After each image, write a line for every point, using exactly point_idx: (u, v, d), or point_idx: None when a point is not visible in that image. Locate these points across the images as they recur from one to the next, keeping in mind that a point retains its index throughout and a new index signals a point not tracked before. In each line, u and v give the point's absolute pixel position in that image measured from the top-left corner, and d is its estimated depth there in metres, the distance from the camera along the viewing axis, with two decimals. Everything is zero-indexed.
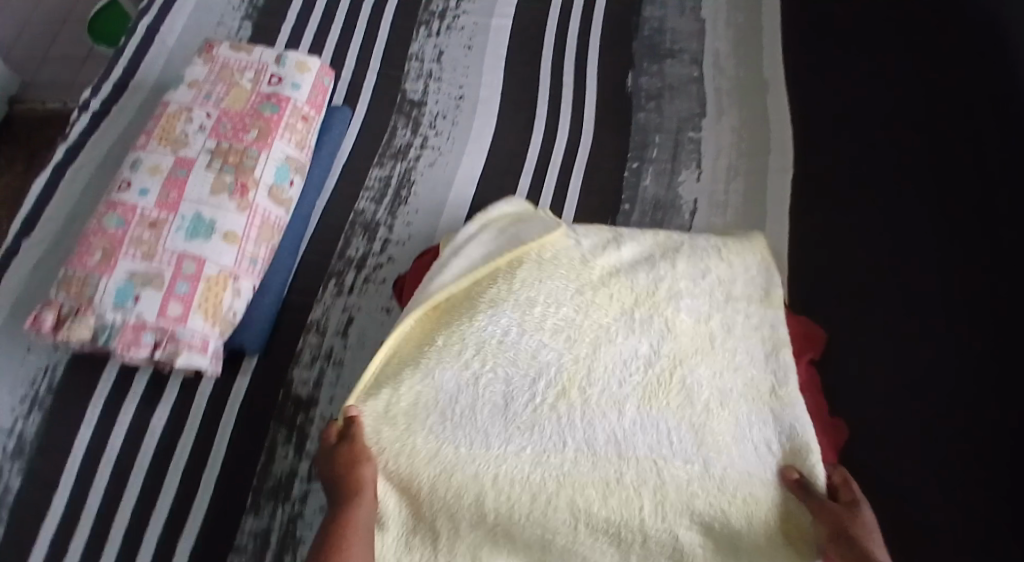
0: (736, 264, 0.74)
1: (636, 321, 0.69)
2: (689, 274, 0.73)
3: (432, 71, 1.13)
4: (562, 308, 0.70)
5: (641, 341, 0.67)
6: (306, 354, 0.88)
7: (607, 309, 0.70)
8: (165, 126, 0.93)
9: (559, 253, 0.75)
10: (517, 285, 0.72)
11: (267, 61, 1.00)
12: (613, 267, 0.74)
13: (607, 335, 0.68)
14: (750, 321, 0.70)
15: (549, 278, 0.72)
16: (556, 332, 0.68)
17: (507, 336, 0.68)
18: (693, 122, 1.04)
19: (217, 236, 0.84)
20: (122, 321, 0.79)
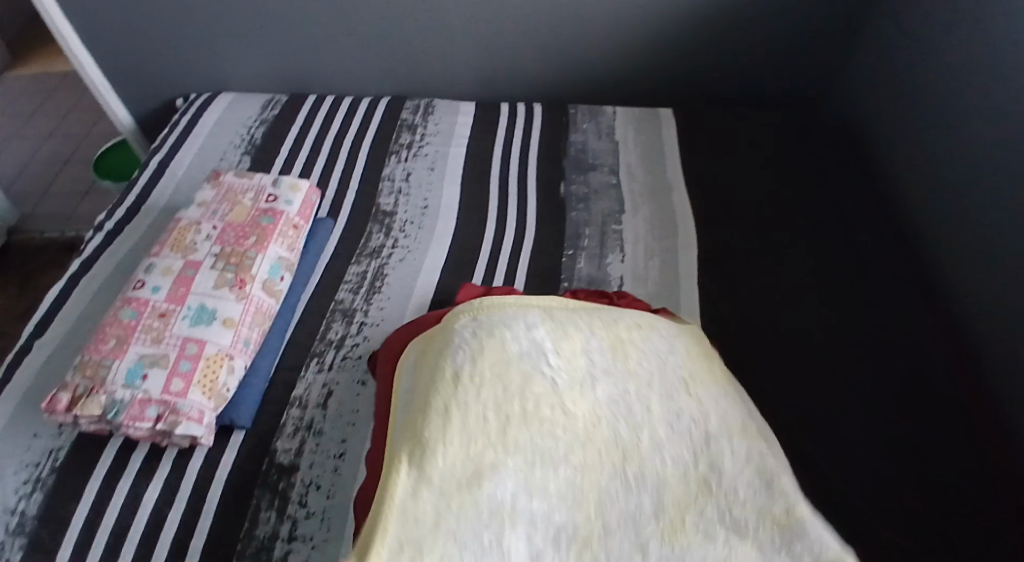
0: (704, 396, 0.79)
1: (629, 478, 0.72)
2: (665, 420, 0.76)
3: (402, 188, 1.35)
4: (561, 470, 0.73)
5: (641, 498, 0.71)
6: (289, 426, 1.00)
7: (599, 468, 0.74)
8: (177, 237, 1.10)
9: (544, 405, 0.77)
10: (509, 445, 0.75)
11: (266, 184, 1.20)
12: (594, 412, 0.77)
13: (608, 494, 0.72)
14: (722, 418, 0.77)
15: (540, 435, 0.75)
16: (562, 497, 0.72)
17: (517, 498, 0.72)
18: (615, 217, 1.29)
19: (218, 322, 0.99)
20: (131, 397, 0.91)
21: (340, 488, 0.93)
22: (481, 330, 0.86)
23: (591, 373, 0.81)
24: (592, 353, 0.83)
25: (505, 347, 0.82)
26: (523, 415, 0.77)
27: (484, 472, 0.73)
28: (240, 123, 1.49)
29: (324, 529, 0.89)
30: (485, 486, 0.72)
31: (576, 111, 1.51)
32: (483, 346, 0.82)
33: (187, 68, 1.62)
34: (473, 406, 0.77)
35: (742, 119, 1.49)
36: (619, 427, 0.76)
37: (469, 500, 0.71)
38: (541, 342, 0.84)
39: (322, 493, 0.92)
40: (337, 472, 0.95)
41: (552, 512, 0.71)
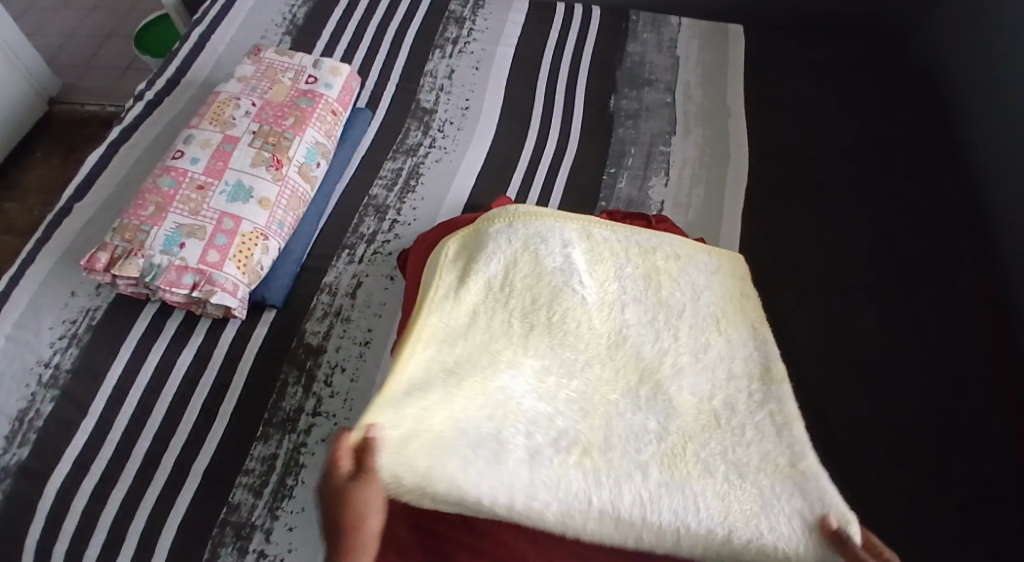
0: (734, 337, 0.80)
1: (642, 398, 0.73)
2: (691, 348, 0.78)
3: (444, 85, 1.31)
4: (574, 381, 0.73)
5: (649, 417, 0.71)
6: (318, 311, 1.01)
7: (613, 385, 0.74)
8: (216, 110, 1.07)
9: (569, 318, 0.78)
10: (532, 348, 0.76)
11: (306, 64, 1.15)
12: (617, 333, 0.79)
13: (617, 409, 0.71)
14: (751, 397, 0.73)
15: (563, 347, 0.76)
16: (571, 403, 0.71)
17: (525, 399, 0.70)
18: (663, 137, 1.24)
19: (254, 201, 0.98)
20: (168, 263, 0.92)
21: (364, 373, 0.95)
22: (519, 239, 0.85)
23: (620, 299, 0.82)
24: (624, 280, 0.84)
25: (540, 262, 0.83)
26: (549, 325, 0.78)
27: (498, 364, 0.73)
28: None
29: (346, 409, 0.92)
30: (496, 382, 0.71)
31: (638, 18, 1.42)
32: (518, 258, 0.84)
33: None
34: (499, 312, 0.78)
35: (811, 44, 1.40)
36: (640, 352, 0.77)
37: (479, 385, 0.70)
38: (576, 260, 0.84)
39: (347, 376, 0.95)
40: (362, 358, 0.97)
41: (556, 414, 0.69)
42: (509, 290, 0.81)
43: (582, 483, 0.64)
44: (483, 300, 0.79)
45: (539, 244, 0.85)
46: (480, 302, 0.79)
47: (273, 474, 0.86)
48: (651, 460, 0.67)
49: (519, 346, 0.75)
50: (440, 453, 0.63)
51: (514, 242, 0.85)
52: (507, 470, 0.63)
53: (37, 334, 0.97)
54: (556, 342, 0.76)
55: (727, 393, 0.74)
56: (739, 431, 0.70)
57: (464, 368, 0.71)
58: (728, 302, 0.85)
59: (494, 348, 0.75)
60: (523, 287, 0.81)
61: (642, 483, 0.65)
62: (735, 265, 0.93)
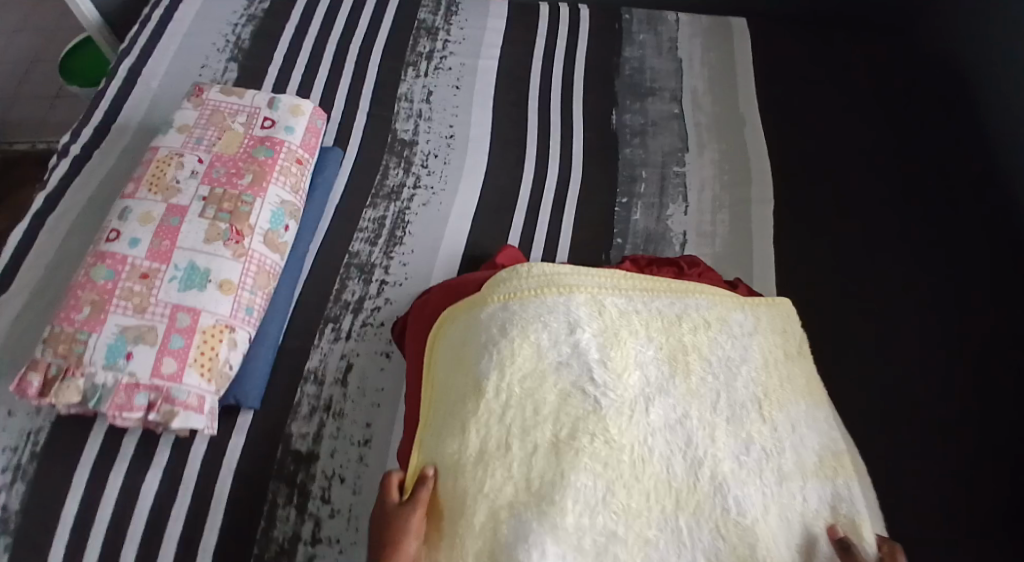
0: (780, 421, 0.72)
1: (683, 530, 0.64)
2: (731, 451, 0.69)
3: (422, 111, 1.14)
4: (599, 518, 0.64)
5: (695, 555, 0.63)
6: (304, 407, 0.86)
7: (647, 515, 0.65)
8: (155, 172, 0.90)
9: (580, 433, 0.67)
10: (537, 484, 0.66)
11: (260, 104, 0.96)
12: (643, 445, 0.68)
13: (657, 551, 0.63)
14: (806, 507, 0.67)
15: (578, 473, 0.65)
16: (600, 551, 0.63)
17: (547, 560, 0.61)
18: (676, 156, 1.10)
19: (212, 285, 0.81)
20: (114, 381, 0.76)
21: (368, 483, 0.80)
22: (515, 325, 0.74)
23: (644, 394, 0.71)
24: (646, 367, 0.73)
25: (541, 356, 0.72)
26: (556, 444, 0.68)
27: (502, 515, 0.65)
28: (222, 19, 1.23)
29: (351, 532, 0.77)
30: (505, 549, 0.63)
31: (631, 16, 1.27)
32: (516, 355, 0.72)
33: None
34: (494, 433, 0.69)
35: (824, 36, 1.26)
36: (670, 466, 0.67)
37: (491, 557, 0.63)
38: (585, 345, 0.73)
39: (348, 488, 0.80)
40: (363, 463, 0.82)
41: None
42: (506, 405, 0.70)
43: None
44: (480, 422, 0.69)
45: (539, 331, 0.73)
46: (477, 424, 0.69)
47: None
48: None
49: (525, 480, 0.66)
50: None
51: (507, 331, 0.74)
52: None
53: None
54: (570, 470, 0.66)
55: (779, 505, 0.67)
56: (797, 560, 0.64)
57: (470, 529, 0.65)
58: (770, 372, 0.75)
59: (499, 489, 0.66)
60: (524, 395, 0.70)
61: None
62: (773, 315, 0.82)
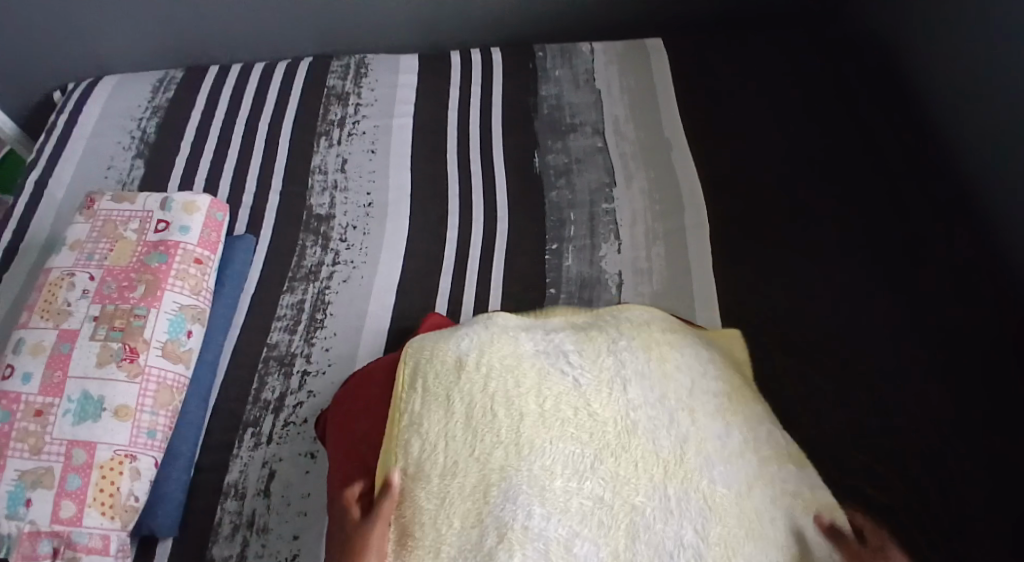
0: (747, 413, 0.71)
1: (671, 501, 0.63)
2: (713, 434, 0.68)
3: (337, 182, 1.10)
4: (585, 485, 0.65)
5: (681, 526, 0.62)
6: (226, 526, 0.79)
7: (636, 487, 0.65)
8: (46, 297, 0.85)
9: (562, 407, 0.70)
10: (525, 453, 0.67)
11: (152, 206, 0.92)
12: (625, 423, 0.68)
13: (640, 522, 0.63)
14: (784, 485, 0.66)
15: (559, 441, 0.67)
16: (586, 517, 0.63)
17: (531, 520, 0.63)
18: (605, 192, 1.05)
19: (107, 414, 0.76)
20: (18, 530, 0.71)
21: None
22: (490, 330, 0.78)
23: (620, 375, 0.72)
24: (620, 354, 0.74)
25: (518, 346, 0.76)
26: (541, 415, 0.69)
27: (492, 484, 0.66)
28: (126, 115, 1.20)
29: None
30: (491, 508, 0.65)
31: (544, 53, 1.23)
32: (486, 359, 0.74)
33: (45, 38, 1.29)
34: (477, 402, 0.71)
35: (747, 42, 1.21)
36: (656, 439, 0.67)
37: (480, 514, 0.65)
38: (560, 345, 0.75)
39: None
40: None
41: (572, 537, 0.62)
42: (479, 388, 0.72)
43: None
44: (461, 392, 0.72)
45: (462, 341, 0.77)
46: (460, 394, 0.72)
47: None
48: None
49: (480, 491, 0.66)
50: None
51: (488, 332, 0.78)
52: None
53: None
54: (532, 473, 0.66)
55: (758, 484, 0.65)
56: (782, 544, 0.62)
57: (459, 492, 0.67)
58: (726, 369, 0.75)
59: (450, 498, 0.67)
60: (479, 403, 0.71)
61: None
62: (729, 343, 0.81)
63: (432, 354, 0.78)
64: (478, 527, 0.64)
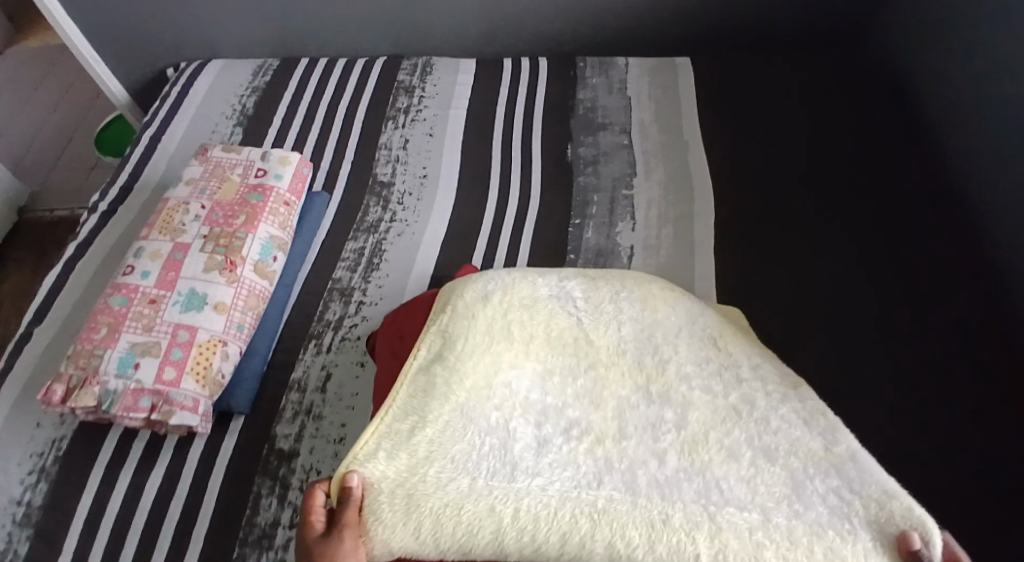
0: (733, 354, 0.78)
1: (652, 394, 0.73)
2: (692, 359, 0.76)
3: (399, 156, 1.29)
4: (579, 380, 0.75)
5: (662, 409, 0.71)
6: (288, 411, 0.97)
7: (622, 383, 0.74)
8: (165, 218, 1.05)
9: (566, 329, 0.80)
10: (532, 353, 0.78)
11: (254, 157, 1.13)
12: (618, 345, 0.78)
13: (627, 403, 0.72)
14: (773, 396, 0.71)
15: (561, 352, 0.78)
16: (578, 397, 0.73)
17: (532, 393, 0.74)
18: (626, 181, 1.22)
19: (208, 307, 0.95)
20: (124, 387, 0.90)
21: (340, 474, 0.90)
22: (517, 274, 0.87)
23: (616, 318, 0.81)
24: (620, 303, 0.83)
25: (535, 290, 0.84)
26: (547, 338, 0.79)
27: (501, 369, 0.76)
28: (230, 91, 1.42)
29: None
30: (500, 384, 0.74)
31: (585, 64, 1.42)
32: (508, 297, 0.83)
33: (167, 23, 1.54)
34: (496, 320, 0.80)
35: (763, 67, 1.38)
36: (641, 358, 0.77)
37: (485, 390, 0.74)
38: (571, 292, 0.85)
39: (324, 479, 0.90)
40: (337, 458, 0.92)
41: (563, 406, 0.73)
42: (499, 304, 0.82)
43: (591, 468, 0.67)
44: (484, 315, 0.81)
45: (488, 276, 0.87)
46: (482, 310, 0.82)
47: None
48: (671, 447, 0.68)
49: (489, 377, 0.75)
50: (449, 461, 0.68)
51: (510, 274, 0.87)
52: (500, 457, 0.68)
53: (5, 473, 0.93)
54: (537, 370, 0.76)
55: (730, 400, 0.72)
56: (768, 427, 0.68)
57: (469, 376, 0.75)
58: (722, 322, 0.83)
59: (461, 376, 0.75)
60: (497, 317, 0.81)
61: (658, 467, 0.66)
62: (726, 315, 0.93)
63: (459, 290, 0.85)
64: (488, 397, 0.73)
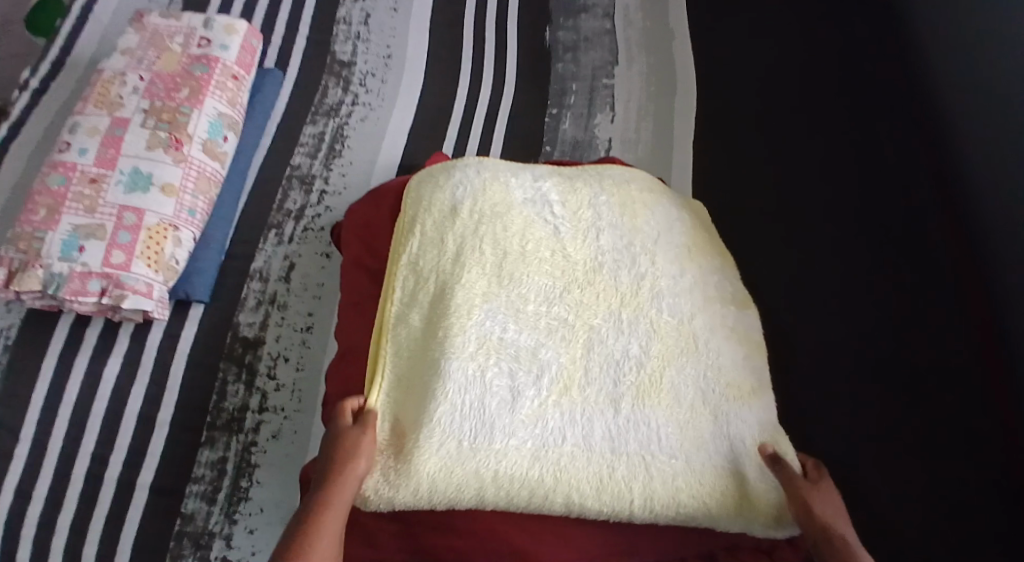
0: (703, 266, 0.83)
1: (623, 321, 0.77)
2: (667, 273, 0.80)
3: (360, 34, 1.20)
4: (554, 308, 0.77)
5: (630, 341, 0.76)
6: (251, 300, 0.94)
7: (595, 309, 0.78)
8: (100, 91, 0.96)
9: (542, 247, 0.81)
10: (508, 279, 0.79)
11: (195, 25, 1.03)
12: (594, 261, 0.81)
13: (598, 335, 0.76)
14: (727, 321, 0.79)
15: (537, 275, 0.79)
16: (552, 332, 0.76)
17: (506, 333, 0.75)
18: (606, 69, 1.16)
19: (155, 188, 0.89)
20: (70, 270, 0.84)
21: (309, 361, 0.89)
22: (487, 173, 0.88)
23: (595, 226, 0.84)
24: (599, 208, 0.86)
25: (509, 193, 0.86)
26: (523, 254, 0.80)
27: (475, 300, 0.77)
28: None
29: (295, 401, 0.86)
30: (474, 324, 0.75)
31: None
32: (479, 207, 0.84)
33: None
34: (469, 241, 0.81)
35: None
36: (616, 276, 0.80)
37: (459, 328, 0.75)
38: (548, 194, 0.86)
39: (292, 366, 0.89)
40: (305, 345, 0.90)
41: (538, 346, 0.75)
42: (472, 224, 0.82)
43: (559, 421, 0.71)
44: (456, 233, 0.82)
45: (456, 190, 0.85)
46: (454, 234, 0.82)
47: (226, 477, 0.81)
48: (627, 391, 0.73)
49: (463, 310, 0.76)
50: (430, 394, 0.72)
51: (482, 175, 0.87)
52: (479, 415, 0.70)
53: None
54: (509, 298, 0.77)
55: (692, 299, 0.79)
56: (716, 357, 0.75)
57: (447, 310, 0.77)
58: (695, 234, 0.87)
59: (438, 319, 0.77)
60: (469, 238, 0.81)
61: (613, 417, 0.72)
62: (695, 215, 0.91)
63: (428, 203, 0.86)
64: (462, 337, 0.74)
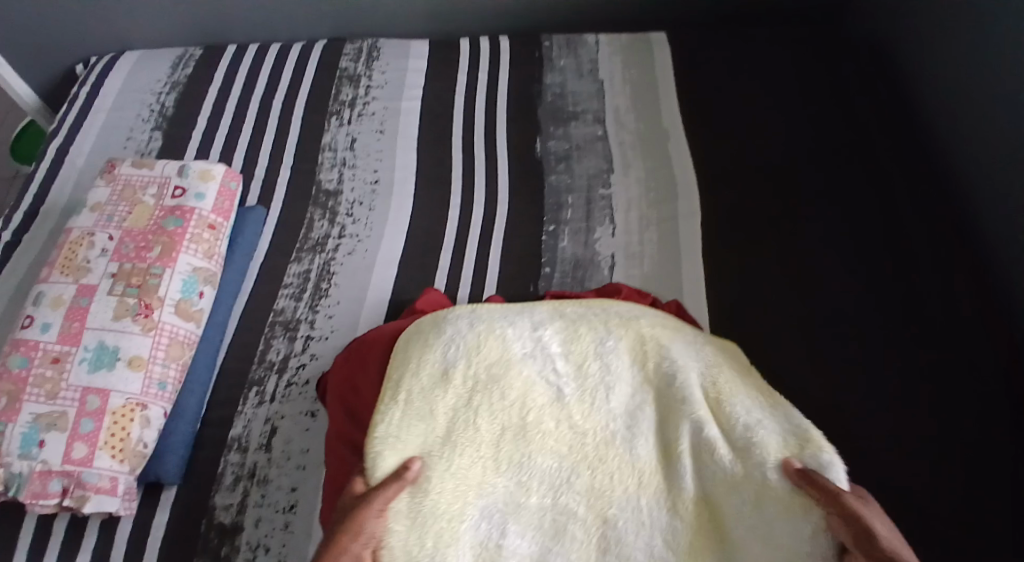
0: (738, 411, 0.64)
1: (644, 509, 0.62)
2: (695, 434, 0.63)
3: (346, 159, 1.14)
4: (562, 497, 0.63)
5: (653, 534, 0.61)
6: (228, 477, 0.84)
7: (609, 495, 0.63)
8: (66, 255, 0.90)
9: (544, 415, 0.67)
10: (506, 464, 0.65)
11: (169, 173, 0.97)
12: (606, 430, 0.66)
13: (615, 531, 0.61)
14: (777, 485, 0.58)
15: (541, 455, 0.65)
16: (558, 531, 0.62)
17: (507, 537, 0.62)
18: (601, 178, 1.08)
19: (121, 364, 0.81)
20: (29, 470, 0.76)
21: (292, 550, 0.78)
22: (481, 322, 0.73)
23: (605, 381, 0.68)
24: (608, 356, 0.69)
25: (506, 346, 0.71)
26: (522, 427, 0.66)
27: (468, 494, 0.63)
28: (147, 89, 1.25)
29: None
30: (466, 526, 0.62)
31: (551, 43, 1.27)
32: (471, 369, 0.69)
33: (74, 18, 1.35)
34: (461, 415, 0.67)
35: (749, 39, 1.23)
36: (632, 448, 0.64)
37: (448, 531, 0.61)
38: (550, 343, 0.71)
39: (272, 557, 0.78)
40: (287, 530, 0.80)
41: (545, 552, 0.62)
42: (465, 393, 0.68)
43: None
44: (444, 406, 0.68)
45: (445, 349, 0.71)
46: (443, 407, 0.68)
47: None
48: None
49: (453, 507, 0.62)
50: None
51: (474, 327, 0.73)
52: None
53: None
54: (509, 489, 0.64)
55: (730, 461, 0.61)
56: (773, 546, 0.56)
57: (432, 505, 0.62)
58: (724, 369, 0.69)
59: (421, 519, 0.61)
60: (462, 411, 0.68)
61: None
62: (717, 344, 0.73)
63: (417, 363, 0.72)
64: (454, 545, 0.60)
